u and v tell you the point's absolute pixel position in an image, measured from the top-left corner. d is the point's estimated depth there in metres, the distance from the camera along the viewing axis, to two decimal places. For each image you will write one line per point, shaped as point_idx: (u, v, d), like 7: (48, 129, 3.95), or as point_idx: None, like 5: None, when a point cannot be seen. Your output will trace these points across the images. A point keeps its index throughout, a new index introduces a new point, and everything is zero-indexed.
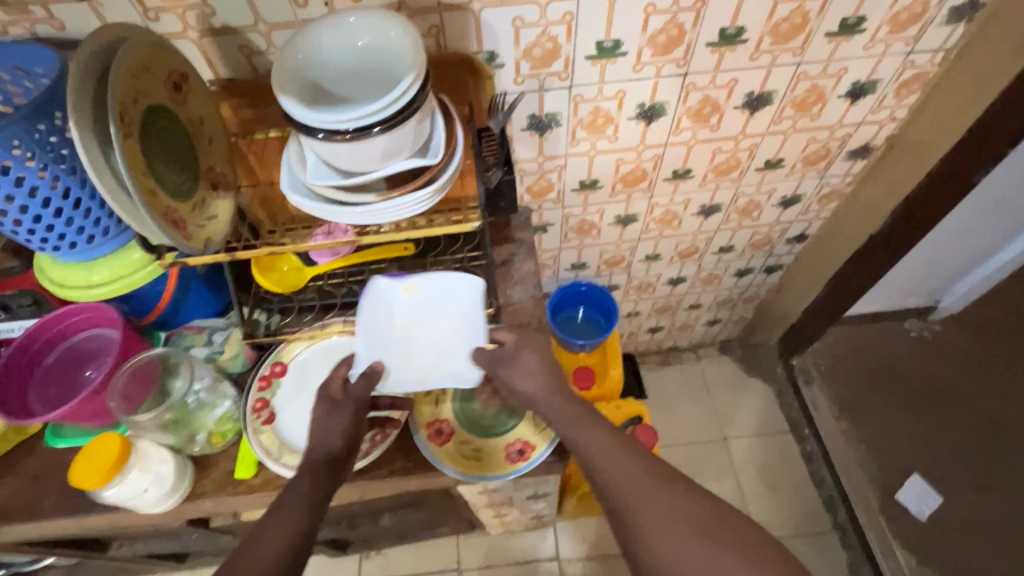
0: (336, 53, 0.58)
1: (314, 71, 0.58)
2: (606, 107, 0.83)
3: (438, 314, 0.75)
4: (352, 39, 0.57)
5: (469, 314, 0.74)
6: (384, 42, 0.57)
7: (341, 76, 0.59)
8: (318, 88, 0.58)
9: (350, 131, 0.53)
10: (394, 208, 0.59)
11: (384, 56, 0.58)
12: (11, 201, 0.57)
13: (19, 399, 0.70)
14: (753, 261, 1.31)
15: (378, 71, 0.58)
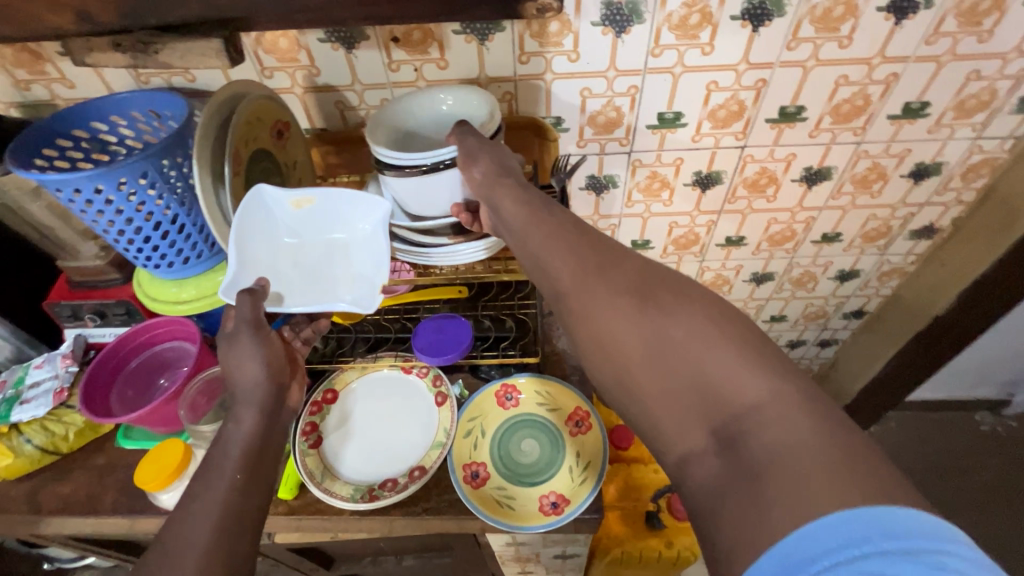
0: (424, 112, 0.66)
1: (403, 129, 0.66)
2: (663, 173, 0.86)
3: (327, 238, 0.68)
4: (439, 103, 0.66)
5: (366, 240, 0.67)
6: (467, 105, 0.65)
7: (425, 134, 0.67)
8: (402, 142, 0.66)
9: (425, 167, 0.58)
10: (456, 253, 0.64)
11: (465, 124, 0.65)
12: (130, 223, 0.66)
13: (103, 398, 0.77)
14: (806, 333, 1.27)
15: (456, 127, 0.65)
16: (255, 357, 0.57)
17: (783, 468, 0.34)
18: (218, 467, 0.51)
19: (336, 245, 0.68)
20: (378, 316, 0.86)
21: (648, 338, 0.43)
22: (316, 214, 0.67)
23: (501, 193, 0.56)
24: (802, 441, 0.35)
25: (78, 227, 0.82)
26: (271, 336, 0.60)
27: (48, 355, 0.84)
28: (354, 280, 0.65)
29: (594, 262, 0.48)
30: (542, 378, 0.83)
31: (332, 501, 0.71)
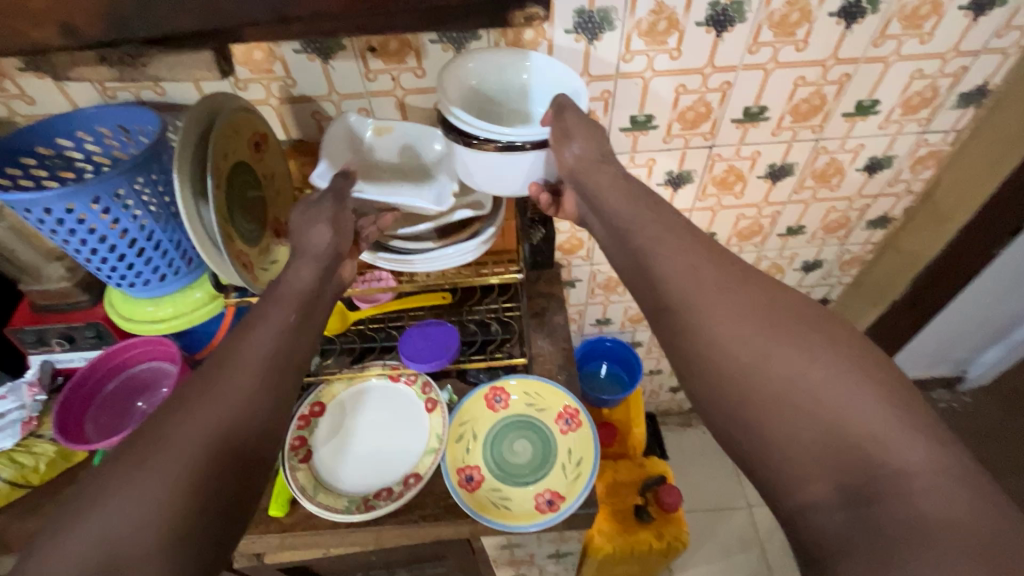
0: (500, 76, 0.65)
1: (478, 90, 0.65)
2: (637, 174, 0.89)
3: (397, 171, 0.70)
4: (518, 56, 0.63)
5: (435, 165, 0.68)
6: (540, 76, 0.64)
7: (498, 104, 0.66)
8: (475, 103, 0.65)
9: (502, 142, 0.56)
10: (444, 257, 0.65)
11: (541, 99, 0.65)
12: (103, 241, 0.64)
13: (77, 425, 0.74)
14: None
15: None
16: (318, 228, 0.59)
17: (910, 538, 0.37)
18: (238, 369, 0.50)
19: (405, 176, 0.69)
20: (362, 326, 0.87)
21: (785, 367, 0.46)
22: (389, 147, 0.69)
23: (595, 178, 0.60)
24: (951, 514, 0.38)
25: (43, 248, 0.79)
26: (342, 212, 0.61)
27: (11, 385, 0.80)
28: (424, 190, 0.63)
29: (713, 281, 0.52)
30: (530, 379, 0.83)
31: (325, 514, 0.70)
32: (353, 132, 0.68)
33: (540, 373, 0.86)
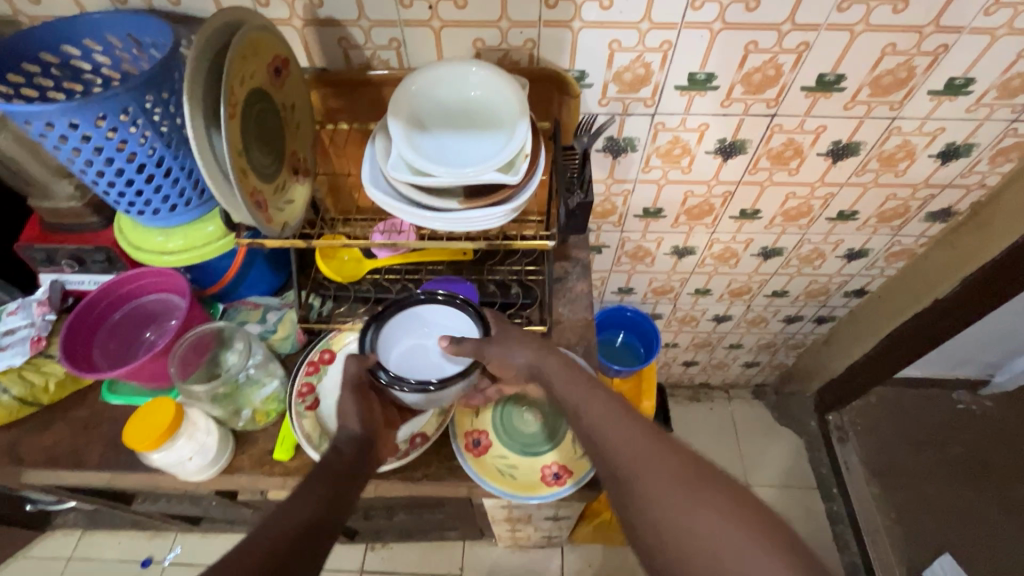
0: (451, 82, 0.58)
1: (439, 95, 0.59)
2: (686, 138, 0.82)
3: (446, 105, 0.59)
4: (464, 89, 0.59)
5: (483, 97, 0.59)
6: (500, 101, 0.58)
7: (458, 101, 0.59)
8: (443, 109, 0.59)
9: (435, 384, 0.61)
10: (471, 220, 0.57)
11: (490, 105, 0.59)
12: (110, 164, 0.60)
13: (84, 351, 0.72)
14: (806, 310, 1.27)
15: (482, 126, 0.58)
16: (357, 414, 0.62)
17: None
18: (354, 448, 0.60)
19: (466, 100, 0.59)
20: (378, 276, 0.84)
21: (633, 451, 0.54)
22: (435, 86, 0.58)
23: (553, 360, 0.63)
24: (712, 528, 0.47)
25: (49, 163, 0.75)
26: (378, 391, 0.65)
27: (22, 301, 0.79)
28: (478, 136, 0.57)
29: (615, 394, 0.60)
30: None
31: None
32: (408, 92, 0.57)
33: (557, 340, 0.83)
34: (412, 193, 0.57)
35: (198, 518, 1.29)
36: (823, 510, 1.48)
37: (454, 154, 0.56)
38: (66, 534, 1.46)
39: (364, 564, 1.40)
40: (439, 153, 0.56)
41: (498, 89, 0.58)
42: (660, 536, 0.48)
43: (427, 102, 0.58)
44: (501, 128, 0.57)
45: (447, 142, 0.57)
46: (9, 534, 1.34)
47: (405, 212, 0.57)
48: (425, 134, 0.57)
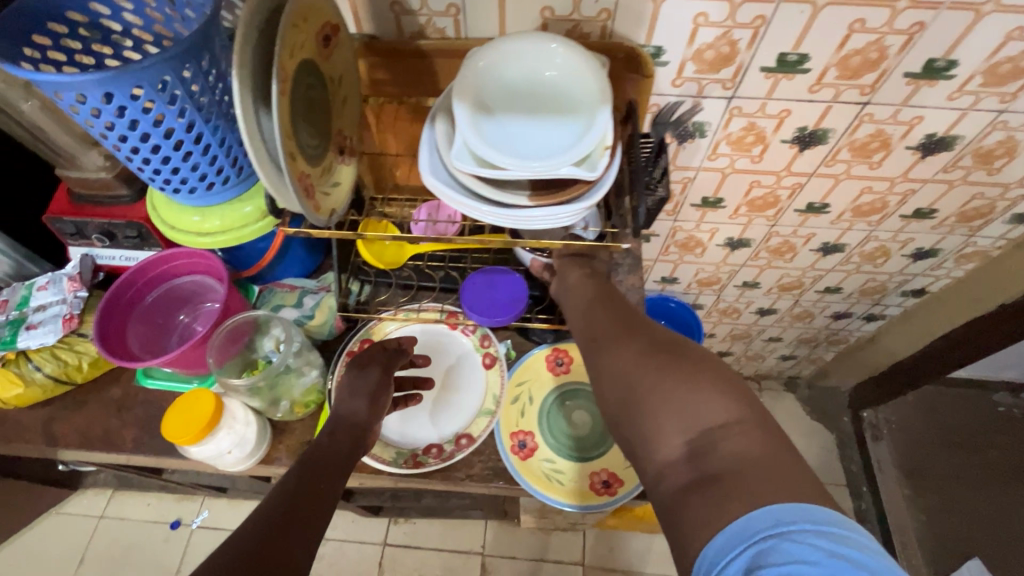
0: (524, 59, 0.52)
1: (509, 74, 0.52)
2: (762, 126, 0.74)
3: (516, 87, 0.52)
4: (539, 69, 0.52)
5: (560, 80, 0.52)
6: (579, 85, 0.51)
7: (530, 82, 0.52)
8: (513, 90, 0.52)
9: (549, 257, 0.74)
10: (543, 218, 0.51)
11: (566, 89, 0.52)
12: (146, 140, 0.55)
13: (118, 335, 0.68)
14: (856, 307, 1.20)
15: (556, 113, 0.51)
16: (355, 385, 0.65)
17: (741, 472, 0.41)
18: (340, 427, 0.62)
19: (539, 81, 0.52)
20: (420, 262, 0.79)
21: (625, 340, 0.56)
22: (507, 65, 0.52)
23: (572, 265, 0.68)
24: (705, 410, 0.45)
25: (76, 131, 0.70)
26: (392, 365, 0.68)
27: (53, 275, 0.76)
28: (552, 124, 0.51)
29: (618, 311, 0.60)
30: None
31: (369, 462, 0.66)
32: (476, 70, 0.51)
33: None
34: (475, 184, 0.51)
35: (225, 486, 1.30)
36: (851, 507, 1.46)
37: (525, 145, 0.50)
38: (97, 494, 1.49)
39: (387, 538, 1.41)
40: (508, 142, 0.50)
41: (578, 72, 0.51)
42: (609, 384, 0.51)
43: (496, 82, 0.52)
44: (578, 116, 0.51)
45: (517, 129, 0.51)
46: (44, 492, 1.37)
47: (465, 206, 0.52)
48: (492, 119, 0.51)
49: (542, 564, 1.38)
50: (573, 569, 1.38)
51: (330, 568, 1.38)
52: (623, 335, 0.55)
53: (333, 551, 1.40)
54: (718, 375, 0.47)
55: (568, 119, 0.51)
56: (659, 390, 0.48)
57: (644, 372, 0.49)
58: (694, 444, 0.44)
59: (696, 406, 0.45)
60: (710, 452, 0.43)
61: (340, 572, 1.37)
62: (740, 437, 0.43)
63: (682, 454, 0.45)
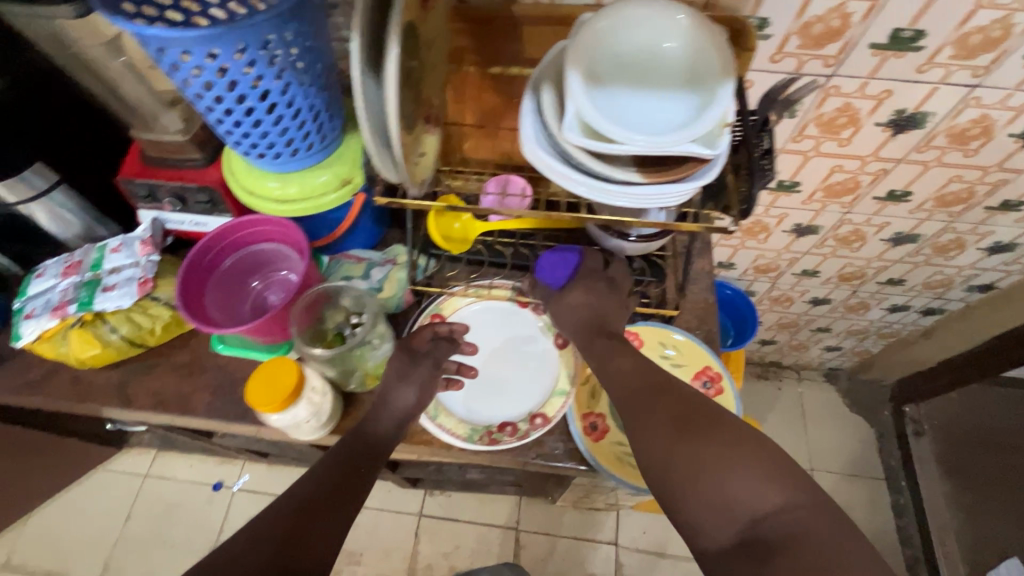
0: (643, 29, 0.50)
1: (626, 43, 0.50)
2: (858, 107, 0.71)
3: (631, 56, 0.50)
4: (657, 39, 0.50)
5: (679, 52, 0.50)
6: (698, 58, 0.49)
7: (647, 53, 0.50)
8: (628, 60, 0.50)
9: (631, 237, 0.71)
10: (652, 196, 0.49)
11: (684, 63, 0.50)
12: (241, 102, 0.54)
13: (198, 300, 0.69)
14: (915, 300, 1.17)
15: (672, 87, 0.49)
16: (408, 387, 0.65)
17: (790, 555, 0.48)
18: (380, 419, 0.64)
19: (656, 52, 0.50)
20: (490, 239, 0.78)
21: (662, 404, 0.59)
22: (625, 33, 0.50)
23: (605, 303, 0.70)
24: (755, 496, 0.51)
25: (158, 89, 0.70)
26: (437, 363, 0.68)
27: (124, 238, 0.76)
28: (667, 98, 0.49)
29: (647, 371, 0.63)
30: (665, 329, 0.75)
31: (445, 438, 0.67)
32: (593, 36, 0.49)
33: (679, 323, 0.77)
34: (580, 157, 0.49)
35: (269, 452, 1.32)
36: (888, 501, 1.45)
37: (638, 118, 0.48)
38: (141, 453, 1.53)
39: (423, 509, 1.43)
40: (622, 115, 0.48)
41: (700, 46, 0.49)
42: (651, 462, 0.56)
43: (611, 50, 0.50)
44: (698, 91, 0.48)
45: (630, 101, 0.49)
46: (92, 449, 1.40)
47: (575, 182, 0.50)
48: (605, 89, 0.49)
49: (575, 542, 1.39)
50: (606, 548, 1.39)
51: (367, 535, 1.41)
52: (658, 408, 0.59)
53: (370, 519, 1.42)
54: (769, 464, 0.53)
55: (685, 94, 0.49)
56: (706, 473, 0.53)
57: (696, 460, 0.54)
58: (746, 531, 0.51)
59: (740, 492, 0.51)
60: (763, 537, 0.50)
61: (377, 539, 1.40)
62: (793, 524, 0.49)
63: (738, 538, 0.51)
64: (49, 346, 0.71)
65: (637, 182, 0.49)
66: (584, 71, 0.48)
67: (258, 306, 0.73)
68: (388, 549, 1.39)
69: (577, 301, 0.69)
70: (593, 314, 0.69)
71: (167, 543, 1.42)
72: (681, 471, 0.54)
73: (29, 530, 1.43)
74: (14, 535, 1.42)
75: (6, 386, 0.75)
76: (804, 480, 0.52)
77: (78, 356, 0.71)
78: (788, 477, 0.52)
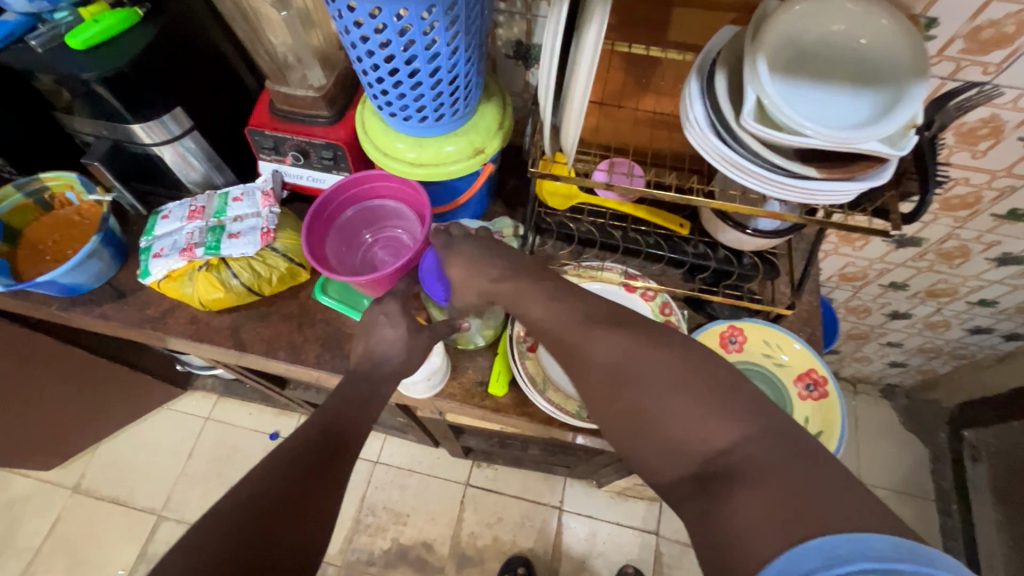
0: (839, 23, 0.49)
1: (818, 36, 0.50)
2: (1005, 119, 0.68)
3: (820, 49, 0.49)
4: (852, 34, 0.49)
5: (873, 50, 0.49)
6: (894, 58, 0.48)
7: (836, 47, 0.50)
8: (817, 52, 0.49)
9: (751, 229, 0.69)
10: (817, 192, 0.49)
11: (876, 61, 0.48)
12: (409, 63, 0.55)
13: (320, 246, 0.73)
14: (1001, 324, 1.14)
15: (861, 84, 0.48)
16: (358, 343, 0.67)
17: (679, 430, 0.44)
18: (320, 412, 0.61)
19: (848, 45, 0.49)
20: (603, 220, 0.78)
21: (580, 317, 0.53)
22: (820, 26, 0.49)
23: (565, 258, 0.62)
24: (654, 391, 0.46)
25: (312, 44, 0.73)
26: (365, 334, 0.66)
27: (246, 187, 0.78)
28: (851, 95, 0.48)
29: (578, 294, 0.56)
30: (773, 329, 0.74)
31: (550, 412, 0.68)
32: (787, 24, 0.49)
33: (781, 323, 0.77)
34: (750, 143, 0.49)
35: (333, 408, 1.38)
36: (937, 522, 1.43)
37: (819, 110, 0.47)
38: (203, 397, 1.59)
39: (470, 479, 1.47)
40: (802, 104, 0.48)
41: (899, 47, 0.47)
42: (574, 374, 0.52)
43: (801, 41, 0.49)
44: (887, 90, 0.47)
45: (813, 92, 0.48)
46: (163, 388, 1.47)
47: (731, 168, 0.50)
48: (790, 78, 0.48)
49: (617, 528, 1.41)
50: (647, 537, 1.40)
51: (415, 498, 1.45)
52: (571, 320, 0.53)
53: (419, 482, 1.46)
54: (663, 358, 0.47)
55: (872, 91, 0.47)
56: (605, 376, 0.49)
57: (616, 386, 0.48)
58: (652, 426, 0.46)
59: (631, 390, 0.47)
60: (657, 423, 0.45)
61: (424, 502, 1.44)
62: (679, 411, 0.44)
63: (686, 473, 0.44)
64: (175, 286, 0.75)
65: (805, 177, 0.49)
66: (773, 58, 0.48)
67: (369, 259, 0.76)
68: (434, 513, 1.43)
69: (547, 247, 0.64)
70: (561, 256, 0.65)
71: (224, 483, 1.48)
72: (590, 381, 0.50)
73: (98, 459, 1.51)
74: (85, 461, 1.51)
75: (128, 319, 0.78)
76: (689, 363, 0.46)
77: (201, 298, 0.75)
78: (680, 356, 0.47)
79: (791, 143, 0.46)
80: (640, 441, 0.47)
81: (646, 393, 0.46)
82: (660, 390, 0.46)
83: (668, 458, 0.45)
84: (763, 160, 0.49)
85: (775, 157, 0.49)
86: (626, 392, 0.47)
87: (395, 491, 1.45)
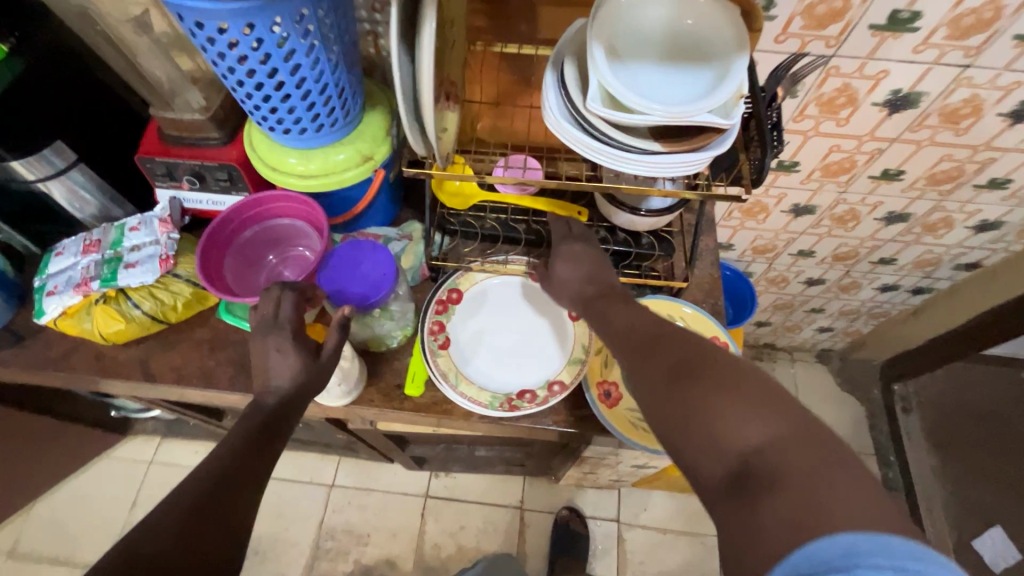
0: (665, 9, 0.54)
1: (648, 23, 0.54)
2: (857, 87, 0.74)
3: (651, 34, 0.54)
4: (679, 17, 0.53)
5: (698, 30, 0.53)
6: (716, 34, 0.52)
7: (665, 32, 0.54)
8: (649, 37, 0.53)
9: (643, 211, 0.73)
10: (671, 164, 0.52)
11: (702, 38, 0.53)
12: (273, 76, 0.56)
13: (217, 267, 0.73)
14: (905, 279, 1.22)
15: (693, 61, 0.52)
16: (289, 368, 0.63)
17: (738, 454, 0.42)
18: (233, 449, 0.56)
19: (676, 29, 0.54)
20: (504, 215, 0.81)
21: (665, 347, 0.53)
22: (648, 14, 0.54)
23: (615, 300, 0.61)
24: (742, 423, 0.43)
25: (191, 67, 0.74)
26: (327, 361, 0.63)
27: (142, 217, 0.76)
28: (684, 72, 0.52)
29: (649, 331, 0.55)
30: (670, 301, 0.77)
31: (466, 405, 0.71)
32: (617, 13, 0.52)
33: (684, 297, 0.81)
34: (601, 125, 0.51)
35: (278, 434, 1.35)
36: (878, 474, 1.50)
37: (656, 89, 0.51)
38: (144, 440, 1.53)
39: (429, 490, 1.46)
40: (640, 85, 0.51)
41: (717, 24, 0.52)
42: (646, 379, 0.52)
43: (632, 28, 0.53)
44: (715, 64, 0.51)
45: (649, 73, 0.52)
46: (96, 436, 1.41)
47: (593, 152, 0.52)
48: (625, 62, 0.52)
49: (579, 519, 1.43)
50: (608, 525, 1.42)
51: (375, 516, 1.43)
52: (645, 356, 0.53)
53: (378, 500, 1.45)
54: (754, 389, 0.45)
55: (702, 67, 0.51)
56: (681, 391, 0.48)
57: (673, 395, 0.48)
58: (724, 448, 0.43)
59: (710, 410, 0.45)
60: (719, 439, 0.43)
61: (383, 520, 1.42)
62: (768, 445, 0.41)
63: (722, 469, 0.43)
64: (73, 322, 0.73)
65: (659, 153, 0.52)
66: (608, 45, 0.51)
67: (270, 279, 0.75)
68: (394, 529, 1.41)
69: (568, 276, 0.65)
70: (588, 278, 0.65)
71: None
72: (655, 392, 0.50)
73: (35, 518, 1.43)
74: (19, 522, 1.43)
75: (27, 362, 0.76)
76: (789, 407, 0.43)
77: (101, 332, 0.73)
78: (772, 400, 0.44)
79: (634, 121, 0.48)
80: (683, 439, 0.45)
81: (714, 410, 0.45)
82: (720, 394, 0.45)
83: (704, 450, 0.44)
84: (618, 142, 0.52)
85: (627, 137, 0.52)
86: (696, 408, 0.46)
87: (353, 512, 1.43)
